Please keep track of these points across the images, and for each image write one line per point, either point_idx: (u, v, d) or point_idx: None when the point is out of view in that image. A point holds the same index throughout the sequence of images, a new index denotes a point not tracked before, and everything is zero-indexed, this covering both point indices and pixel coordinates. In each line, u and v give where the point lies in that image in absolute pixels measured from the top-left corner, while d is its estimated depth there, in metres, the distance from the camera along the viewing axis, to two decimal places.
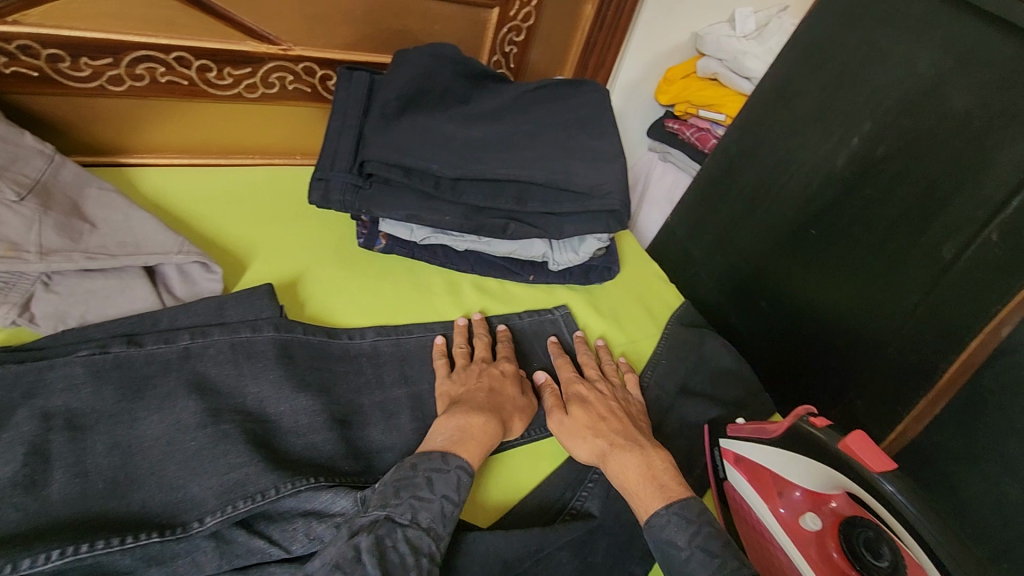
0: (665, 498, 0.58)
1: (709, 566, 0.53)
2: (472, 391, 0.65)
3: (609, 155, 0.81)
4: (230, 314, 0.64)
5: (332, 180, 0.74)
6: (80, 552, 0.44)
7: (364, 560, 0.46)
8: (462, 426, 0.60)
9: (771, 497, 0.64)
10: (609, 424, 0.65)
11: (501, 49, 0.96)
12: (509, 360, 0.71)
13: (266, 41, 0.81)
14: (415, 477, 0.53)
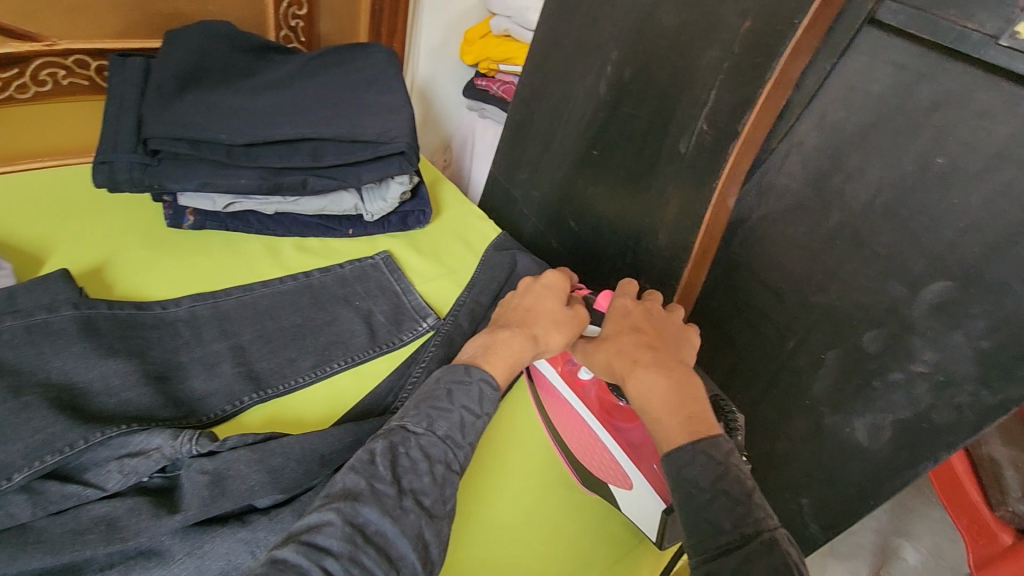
0: (688, 429, 0.58)
1: (732, 511, 0.53)
2: (518, 309, 0.76)
3: (394, 107, 0.89)
4: (22, 302, 0.65)
5: (116, 161, 0.75)
6: None
7: (376, 467, 0.55)
8: (488, 344, 0.71)
9: (558, 361, 0.75)
10: (644, 343, 0.67)
11: (286, 23, 1.00)
12: (563, 278, 0.78)
13: (28, 39, 0.80)
14: (437, 390, 0.63)
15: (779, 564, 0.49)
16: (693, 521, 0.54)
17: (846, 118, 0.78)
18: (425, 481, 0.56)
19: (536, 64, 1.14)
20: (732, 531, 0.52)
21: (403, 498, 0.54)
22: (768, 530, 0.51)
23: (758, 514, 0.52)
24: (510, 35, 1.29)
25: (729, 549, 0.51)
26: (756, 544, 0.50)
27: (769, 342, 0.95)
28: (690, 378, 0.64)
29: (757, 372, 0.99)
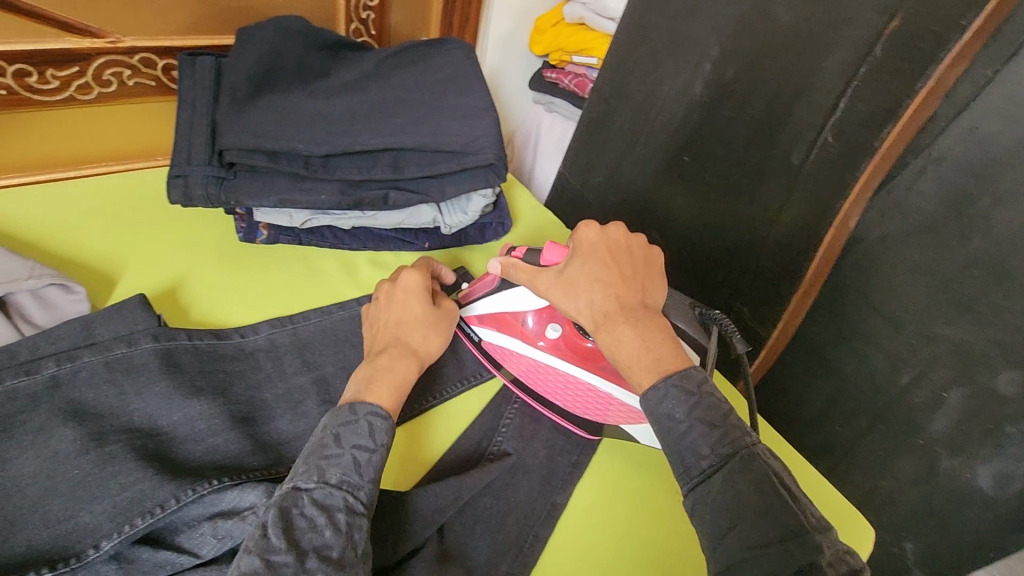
0: (662, 371, 0.55)
1: (711, 437, 0.52)
2: (382, 326, 0.65)
3: (479, 110, 0.80)
4: (99, 333, 0.61)
5: (192, 176, 0.70)
6: None
7: (270, 535, 0.45)
8: (369, 373, 0.59)
9: (512, 328, 0.71)
10: (602, 286, 0.60)
11: (356, 15, 0.92)
12: (413, 273, 0.69)
13: (89, 35, 0.74)
14: (323, 438, 0.52)
15: (765, 482, 0.50)
16: (675, 454, 0.53)
17: (1001, 131, 0.67)
18: (329, 536, 0.47)
19: (618, 56, 1.01)
20: (712, 456, 0.51)
21: (305, 558, 0.45)
22: (745, 449, 0.51)
23: (734, 437, 0.52)
24: (585, 23, 1.19)
25: (711, 475, 0.51)
26: (737, 465, 0.50)
27: (880, 375, 0.86)
28: (657, 318, 0.59)
29: (862, 404, 0.89)
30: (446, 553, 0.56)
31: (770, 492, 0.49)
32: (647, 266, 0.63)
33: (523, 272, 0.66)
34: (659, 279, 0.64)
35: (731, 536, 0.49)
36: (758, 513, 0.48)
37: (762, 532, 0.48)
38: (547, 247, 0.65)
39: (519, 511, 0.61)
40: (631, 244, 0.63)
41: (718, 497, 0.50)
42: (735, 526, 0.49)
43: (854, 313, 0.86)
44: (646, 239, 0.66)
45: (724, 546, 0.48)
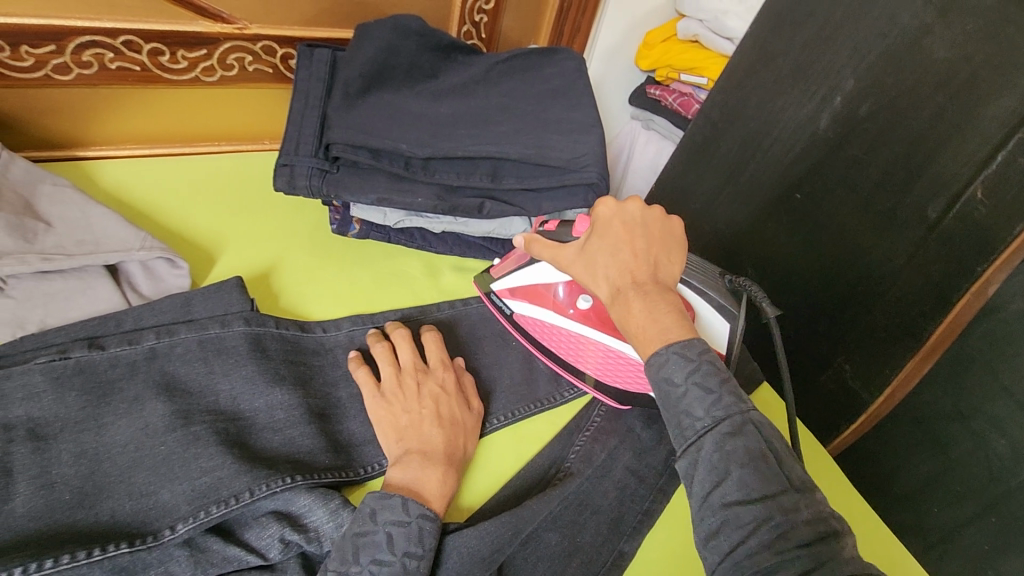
0: (663, 337, 0.51)
1: (706, 402, 0.48)
2: (414, 418, 0.58)
3: (586, 126, 0.77)
4: (197, 310, 0.63)
5: (298, 165, 0.71)
6: (44, 568, 0.43)
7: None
8: (417, 478, 0.54)
9: (543, 301, 0.72)
10: (615, 258, 0.57)
11: (470, 18, 0.91)
12: (446, 368, 0.64)
13: (220, 20, 0.76)
14: (375, 536, 0.49)
15: (754, 447, 0.46)
16: (673, 418, 0.50)
17: None
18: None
19: (736, 82, 0.93)
20: (706, 419, 0.48)
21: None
22: (738, 414, 0.48)
23: (728, 402, 0.48)
24: (698, 40, 1.14)
25: (702, 439, 0.47)
26: (727, 429, 0.47)
27: (1000, 464, 0.75)
28: (668, 292, 0.55)
29: (972, 491, 0.79)
30: None
31: (756, 456, 0.46)
32: (663, 239, 0.59)
33: (546, 246, 0.65)
34: (677, 252, 0.60)
35: (715, 495, 0.45)
36: (745, 473, 0.45)
37: (744, 490, 0.44)
38: (578, 219, 0.65)
39: (584, 555, 0.58)
40: (646, 218, 0.59)
41: (706, 457, 0.47)
42: (718, 483, 0.45)
43: (978, 391, 0.76)
44: (661, 210, 0.61)
45: (706, 507, 0.45)
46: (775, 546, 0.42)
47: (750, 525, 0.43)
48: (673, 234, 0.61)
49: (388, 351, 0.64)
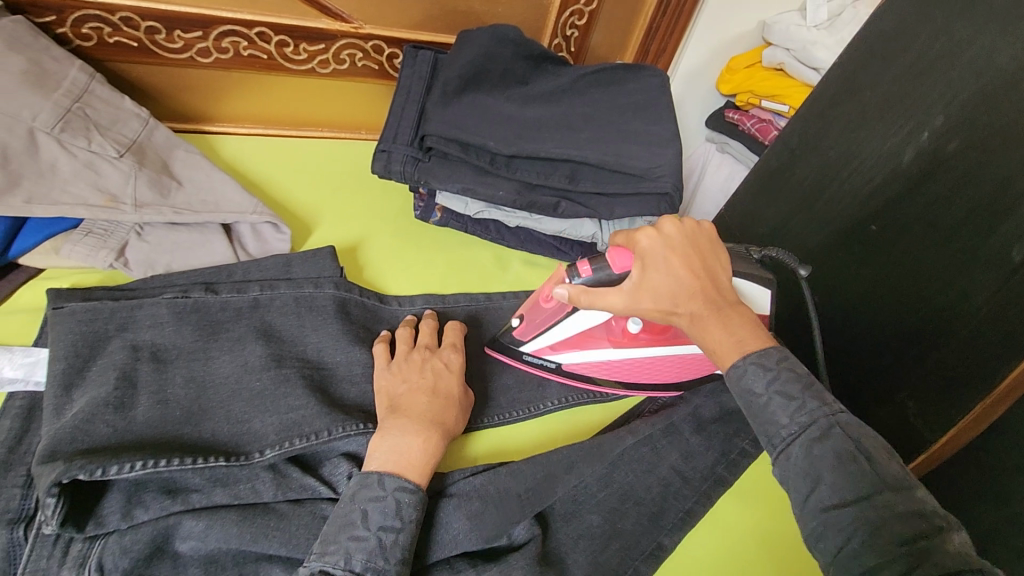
0: (740, 349, 0.54)
1: (791, 407, 0.50)
2: (412, 388, 0.60)
3: (665, 139, 0.80)
4: (295, 271, 0.70)
5: (393, 152, 0.78)
6: (159, 465, 0.50)
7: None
8: (397, 442, 0.55)
9: (595, 340, 0.71)
10: (679, 287, 0.57)
11: (562, 32, 0.97)
12: (455, 351, 0.66)
13: (339, 20, 0.85)
14: (351, 513, 0.50)
15: (842, 449, 0.47)
16: (760, 429, 0.52)
17: None
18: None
19: (817, 109, 0.95)
20: (791, 426, 0.50)
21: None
22: (824, 418, 0.49)
23: (810, 407, 0.49)
24: (782, 69, 1.16)
25: (790, 445, 0.49)
26: (814, 435, 0.48)
27: None
28: (736, 305, 0.57)
29: None
30: (548, 551, 0.57)
31: (845, 458, 0.46)
32: (706, 247, 0.60)
33: (594, 297, 0.62)
34: (720, 253, 0.61)
35: (812, 501, 0.47)
36: (834, 475, 0.46)
37: (840, 493, 0.46)
38: (612, 253, 0.61)
39: (622, 540, 0.60)
40: (688, 230, 0.60)
41: (796, 465, 0.48)
42: (814, 488, 0.47)
43: None
44: (689, 218, 0.62)
45: (805, 513, 0.47)
46: (874, 545, 0.43)
47: (848, 527, 0.44)
48: (709, 239, 0.62)
49: (406, 335, 0.66)
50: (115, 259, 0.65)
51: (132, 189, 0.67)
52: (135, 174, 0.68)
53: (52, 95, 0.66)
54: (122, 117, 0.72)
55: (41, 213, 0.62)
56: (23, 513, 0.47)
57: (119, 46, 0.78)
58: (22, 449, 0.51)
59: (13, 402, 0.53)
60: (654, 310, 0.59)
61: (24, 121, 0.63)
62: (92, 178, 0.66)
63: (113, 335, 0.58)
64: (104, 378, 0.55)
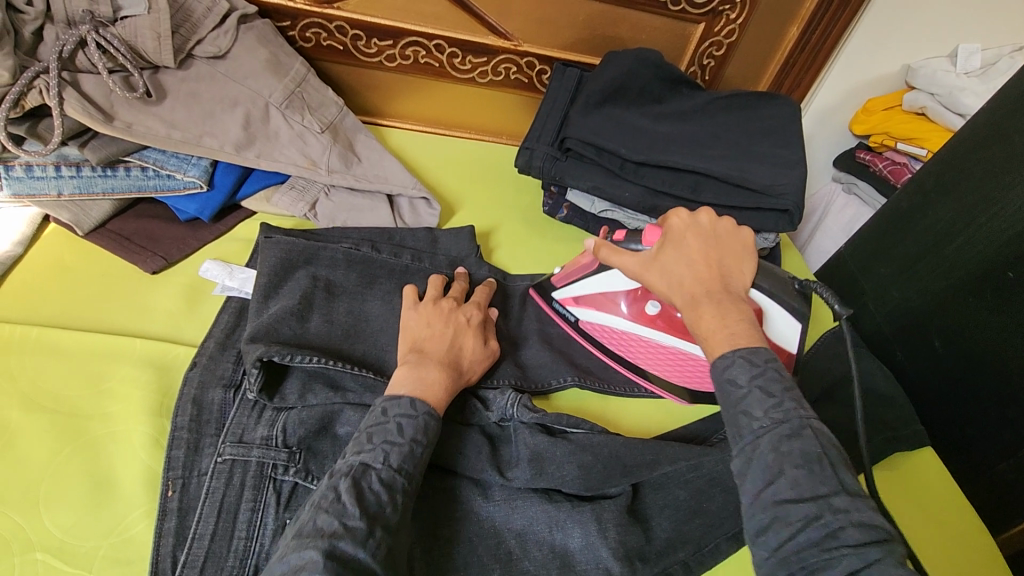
0: (731, 341, 0.55)
1: (767, 403, 0.50)
2: (434, 335, 0.65)
3: (791, 162, 0.84)
4: (439, 243, 0.82)
5: (535, 150, 0.89)
6: (329, 363, 0.61)
7: (344, 501, 0.48)
8: (419, 378, 0.59)
9: (611, 309, 0.74)
10: (689, 268, 0.61)
11: (699, 61, 1.04)
12: (476, 308, 0.71)
13: (502, 37, 0.97)
14: (387, 422, 0.54)
15: (812, 450, 0.47)
16: (730, 419, 0.52)
17: None
18: (391, 513, 0.49)
19: (957, 154, 0.91)
20: (764, 420, 0.50)
21: (375, 526, 0.47)
22: (798, 418, 0.49)
23: (788, 407, 0.50)
24: (924, 112, 1.13)
25: (759, 438, 0.49)
26: (787, 432, 0.48)
27: None
28: (737, 302, 0.59)
29: None
30: (637, 509, 0.61)
31: (813, 459, 0.47)
32: (735, 249, 0.64)
33: (616, 252, 0.67)
34: (747, 263, 0.64)
35: (765, 494, 0.47)
36: (798, 472, 0.46)
37: (798, 490, 0.46)
38: (647, 229, 0.68)
39: (705, 519, 0.61)
40: (718, 230, 0.64)
41: (761, 457, 0.48)
42: (770, 483, 0.47)
43: None
44: (732, 222, 0.66)
45: (757, 504, 0.47)
46: (823, 544, 0.43)
47: (799, 523, 0.45)
48: (741, 247, 0.65)
49: (435, 282, 0.71)
50: (309, 210, 0.81)
51: (327, 158, 0.81)
52: (330, 148, 0.82)
53: (282, 80, 0.81)
54: (324, 102, 0.85)
55: (264, 167, 0.78)
56: (233, 381, 0.61)
57: (330, 49, 0.97)
58: (233, 337, 0.65)
59: (230, 303, 0.68)
60: (658, 286, 0.62)
61: (263, 97, 0.79)
62: (301, 146, 0.80)
63: (300, 265, 0.72)
64: (291, 296, 0.68)
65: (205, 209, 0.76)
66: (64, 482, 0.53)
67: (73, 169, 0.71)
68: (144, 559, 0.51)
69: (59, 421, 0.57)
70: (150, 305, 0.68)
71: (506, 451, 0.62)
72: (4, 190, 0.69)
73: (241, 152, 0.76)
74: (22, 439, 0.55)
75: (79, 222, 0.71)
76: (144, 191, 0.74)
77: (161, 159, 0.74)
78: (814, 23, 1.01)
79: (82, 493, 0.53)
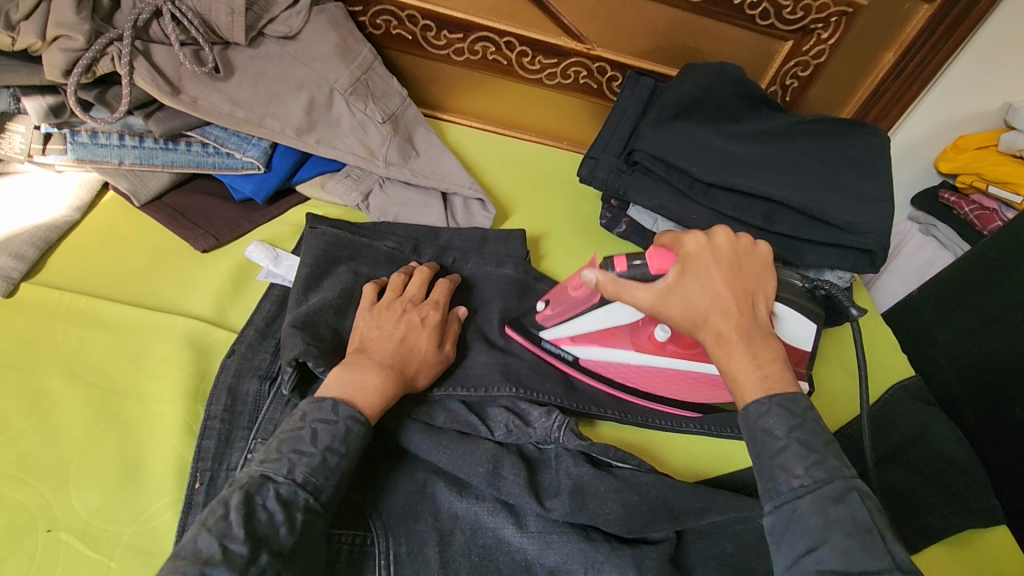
0: (766, 386, 0.52)
1: (809, 460, 0.48)
2: (382, 334, 0.61)
3: (879, 199, 0.77)
4: (489, 247, 0.78)
5: (601, 160, 0.86)
6: None
7: (230, 518, 0.44)
8: (354, 381, 0.55)
9: (617, 340, 0.69)
10: (712, 298, 0.56)
11: (781, 80, 0.98)
12: (436, 306, 0.66)
13: (576, 39, 0.93)
14: (301, 430, 0.50)
15: (860, 517, 0.45)
16: (764, 472, 0.49)
17: None
18: (284, 536, 0.45)
19: None
20: (805, 478, 0.47)
21: (260, 551, 0.44)
22: (843, 480, 0.47)
23: (832, 466, 0.47)
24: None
25: (800, 497, 0.47)
26: (831, 494, 0.46)
27: None
28: (768, 336, 0.55)
29: None
30: (680, 560, 0.56)
31: (862, 529, 0.44)
32: (753, 272, 0.59)
33: (625, 282, 0.60)
34: (767, 284, 0.59)
35: (807, 560, 0.44)
36: (847, 542, 0.44)
37: (845, 562, 0.43)
38: (653, 253, 0.60)
39: None
40: (739, 253, 0.59)
41: (804, 520, 0.45)
42: (815, 548, 0.44)
43: None
44: (750, 236, 0.60)
45: (797, 569, 0.44)
46: None
47: None
48: (759, 264, 0.61)
49: (397, 281, 0.66)
50: (361, 201, 0.78)
51: (386, 150, 0.79)
52: (390, 140, 0.79)
53: (350, 66, 0.79)
54: (388, 92, 0.82)
55: (323, 153, 0.76)
56: (269, 372, 0.59)
57: (399, 38, 0.95)
58: (273, 327, 0.63)
59: (274, 291, 0.67)
60: (679, 317, 0.57)
61: (328, 82, 0.77)
62: (361, 135, 0.78)
63: (342, 261, 0.69)
64: (332, 288, 0.66)
65: (260, 190, 0.74)
66: (93, 461, 0.52)
67: (137, 139, 0.71)
68: (164, 551, 0.49)
69: (94, 396, 0.56)
70: (194, 284, 0.67)
71: (544, 478, 0.58)
72: (68, 154, 0.69)
73: (301, 136, 0.74)
74: (57, 411, 0.54)
75: (136, 192, 0.70)
76: (202, 167, 0.73)
77: (222, 136, 0.73)
78: (913, 50, 0.93)
79: (110, 475, 0.52)
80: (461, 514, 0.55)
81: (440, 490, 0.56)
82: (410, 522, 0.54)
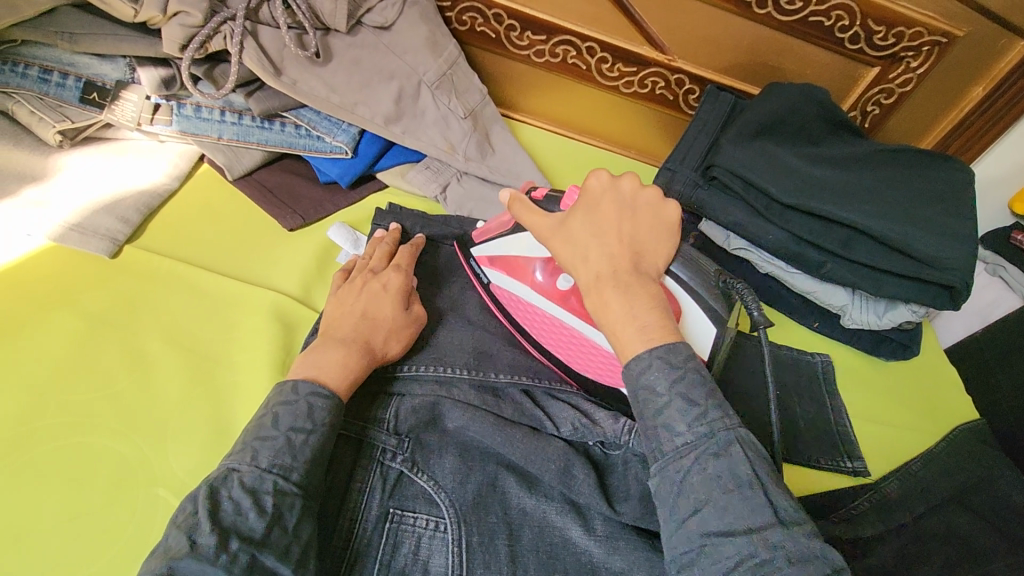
0: (643, 339, 0.50)
1: (691, 415, 0.47)
2: (348, 306, 0.61)
3: (962, 235, 0.75)
4: None
5: (678, 173, 0.86)
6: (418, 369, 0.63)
7: (197, 513, 0.44)
8: (316, 366, 0.55)
9: (522, 276, 0.67)
10: (601, 238, 0.54)
11: (862, 106, 0.96)
12: (400, 271, 0.66)
13: (658, 50, 0.93)
14: (263, 417, 0.51)
15: (739, 471, 0.45)
16: (648, 431, 0.49)
17: None
18: (254, 521, 0.45)
19: None
20: (686, 435, 0.47)
21: (228, 539, 0.43)
22: (723, 432, 0.47)
23: (713, 419, 0.47)
24: None
25: (684, 456, 0.47)
26: (711, 449, 0.46)
27: None
28: (646, 282, 0.53)
29: None
30: None
31: (740, 482, 0.45)
32: (656, 225, 0.56)
33: (529, 211, 0.59)
34: (670, 243, 0.57)
35: (693, 523, 0.45)
36: (728, 497, 0.45)
37: (727, 521, 0.44)
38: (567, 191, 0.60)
39: None
40: (641, 200, 0.56)
41: (688, 481, 0.46)
42: (699, 509, 0.45)
43: None
44: (659, 190, 0.58)
45: (684, 532, 0.45)
46: None
47: None
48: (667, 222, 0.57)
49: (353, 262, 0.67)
50: (440, 192, 0.80)
51: (466, 145, 0.80)
52: (470, 135, 0.80)
53: (438, 59, 0.80)
54: (470, 88, 0.83)
55: (408, 144, 0.78)
56: None
57: (483, 36, 0.97)
58: None
59: None
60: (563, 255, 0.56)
61: (418, 74, 0.78)
62: (444, 129, 0.79)
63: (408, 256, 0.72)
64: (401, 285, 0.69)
65: (346, 175, 0.76)
66: (188, 423, 0.55)
67: (236, 116, 0.73)
68: None
69: (189, 361, 0.59)
70: (281, 261, 0.69)
71: (613, 482, 0.59)
72: (172, 125, 0.71)
73: (389, 125, 0.76)
74: (157, 374, 0.58)
75: (230, 166, 0.73)
76: (293, 148, 0.75)
77: (315, 119, 0.75)
78: (1006, 85, 0.89)
79: (202, 438, 0.55)
80: (531, 511, 0.56)
81: (511, 486, 0.57)
82: (482, 513, 0.55)
